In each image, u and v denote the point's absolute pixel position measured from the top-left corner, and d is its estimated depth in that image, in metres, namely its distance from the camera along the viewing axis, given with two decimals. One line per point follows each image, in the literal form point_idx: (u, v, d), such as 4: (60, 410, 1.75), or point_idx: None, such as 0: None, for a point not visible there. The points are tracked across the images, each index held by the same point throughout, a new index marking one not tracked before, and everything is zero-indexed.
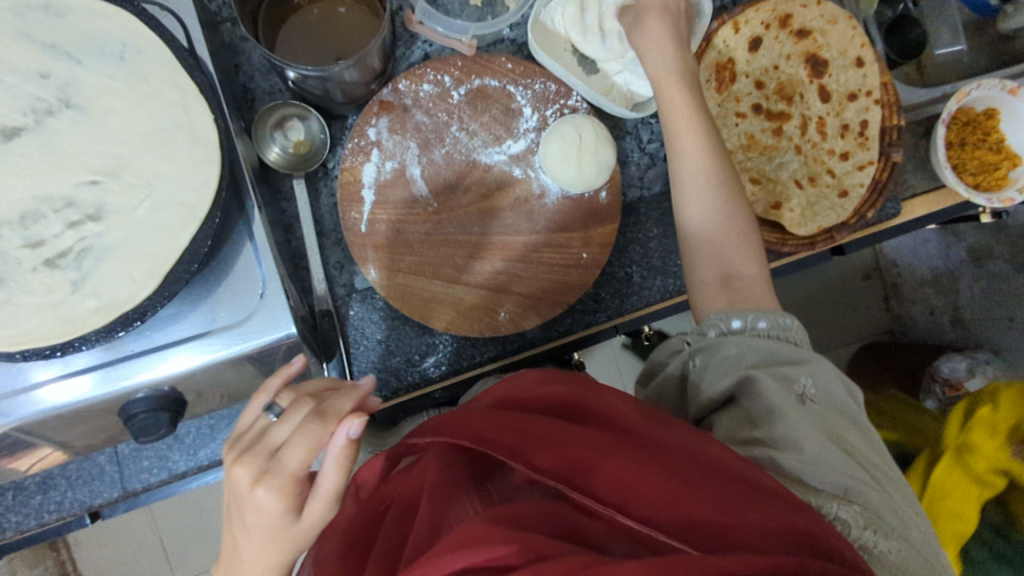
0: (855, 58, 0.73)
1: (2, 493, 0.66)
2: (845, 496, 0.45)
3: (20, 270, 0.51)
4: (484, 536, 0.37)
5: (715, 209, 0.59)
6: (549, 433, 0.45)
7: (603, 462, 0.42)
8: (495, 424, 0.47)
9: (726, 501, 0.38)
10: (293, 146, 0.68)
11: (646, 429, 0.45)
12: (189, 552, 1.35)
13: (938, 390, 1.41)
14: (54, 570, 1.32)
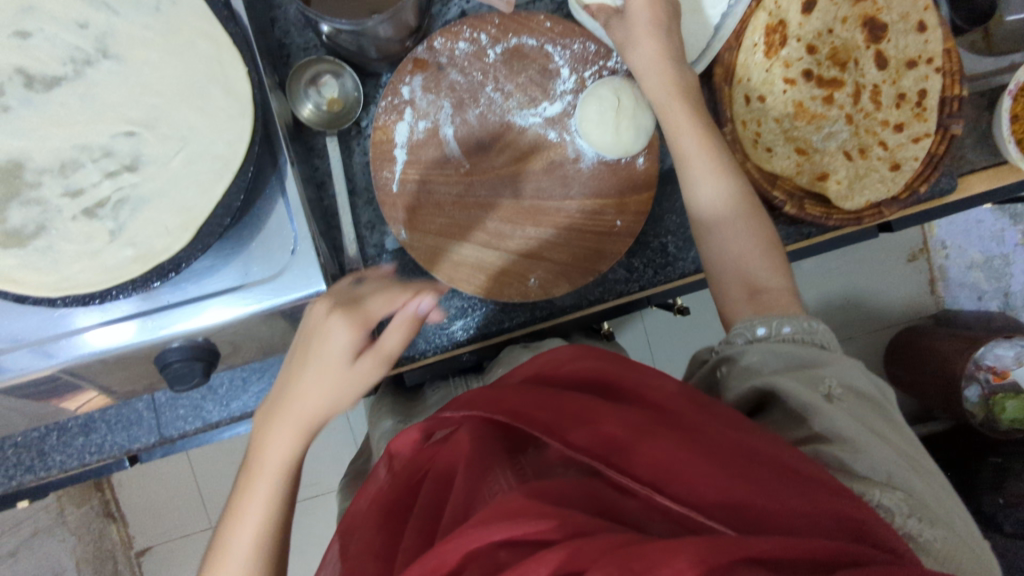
0: (917, 22, 0.68)
1: (46, 433, 0.68)
2: (889, 484, 0.45)
3: (61, 217, 0.52)
4: (524, 509, 0.36)
5: (719, 183, 0.61)
6: (585, 408, 0.44)
7: (643, 441, 0.41)
8: (526, 396, 0.45)
9: (771, 485, 0.37)
10: (327, 104, 0.68)
11: (687, 412, 0.43)
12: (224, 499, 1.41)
13: (982, 377, 1.36)
14: (98, 509, 1.39)
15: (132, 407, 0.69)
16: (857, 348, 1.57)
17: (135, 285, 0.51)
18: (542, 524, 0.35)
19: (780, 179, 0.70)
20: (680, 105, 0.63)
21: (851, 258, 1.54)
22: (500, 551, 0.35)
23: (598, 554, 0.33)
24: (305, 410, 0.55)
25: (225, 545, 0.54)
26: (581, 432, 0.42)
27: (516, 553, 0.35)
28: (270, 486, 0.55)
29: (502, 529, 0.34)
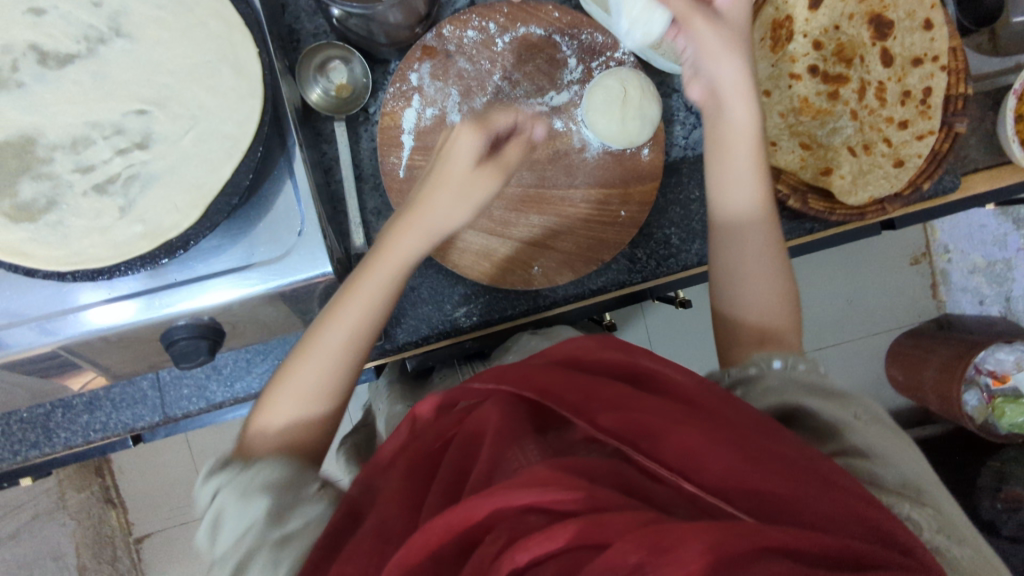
0: (923, 20, 0.69)
1: (51, 410, 0.69)
2: (912, 495, 0.44)
3: (72, 193, 0.53)
4: (551, 479, 0.38)
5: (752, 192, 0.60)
6: (618, 394, 0.45)
7: (678, 431, 0.42)
8: (559, 375, 0.47)
9: (803, 483, 0.39)
10: (336, 90, 0.68)
11: (724, 403, 0.44)
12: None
13: (981, 381, 1.38)
14: (99, 495, 1.40)
15: (137, 385, 0.70)
16: (858, 351, 1.57)
17: (144, 261, 0.52)
18: (564, 496, 0.37)
19: (784, 173, 0.70)
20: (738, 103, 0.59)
21: (854, 260, 1.54)
22: (529, 516, 0.38)
23: (624, 530, 0.35)
24: (433, 229, 0.56)
25: (304, 354, 0.54)
26: (611, 417, 0.44)
27: (543, 519, 0.38)
28: (360, 318, 0.55)
29: (530, 492, 0.37)
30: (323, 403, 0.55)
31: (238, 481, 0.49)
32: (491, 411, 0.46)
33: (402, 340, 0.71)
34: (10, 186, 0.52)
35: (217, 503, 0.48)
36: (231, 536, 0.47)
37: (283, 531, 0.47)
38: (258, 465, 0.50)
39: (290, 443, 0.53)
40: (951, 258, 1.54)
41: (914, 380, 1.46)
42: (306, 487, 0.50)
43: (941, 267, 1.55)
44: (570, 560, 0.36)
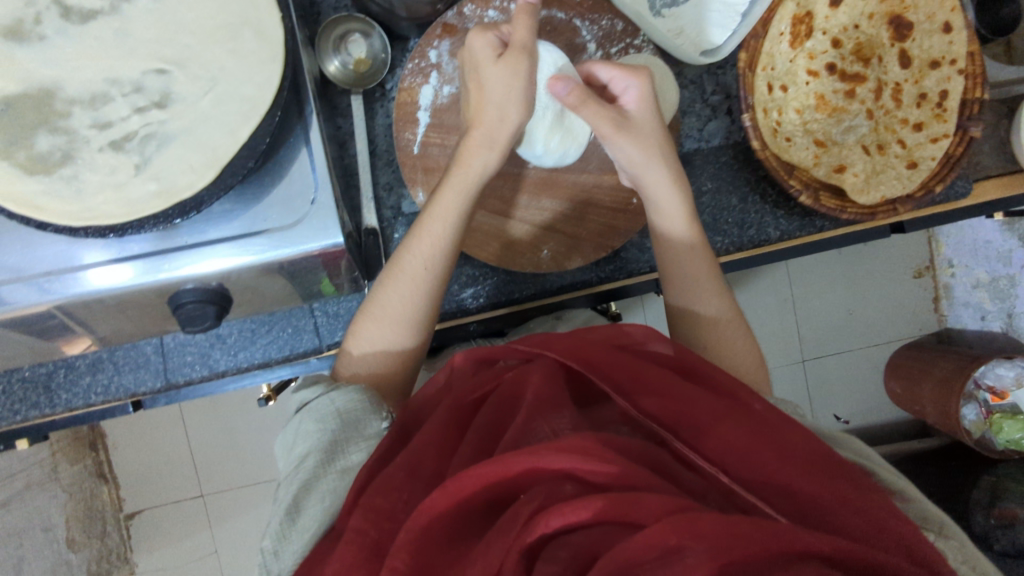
0: (942, 23, 0.69)
1: (54, 370, 0.69)
2: (941, 528, 0.53)
3: (88, 148, 0.53)
4: (590, 450, 0.42)
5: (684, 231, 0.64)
6: (658, 384, 0.53)
7: (712, 427, 0.50)
8: (613, 364, 0.55)
9: (814, 485, 0.46)
10: (354, 64, 0.68)
11: (750, 405, 0.52)
12: (220, 467, 1.41)
13: (979, 395, 1.37)
14: (92, 470, 1.39)
15: (140, 349, 0.70)
16: (856, 361, 1.57)
17: (156, 221, 0.52)
18: (604, 468, 0.42)
19: (796, 169, 0.71)
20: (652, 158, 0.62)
21: (857, 270, 1.54)
22: (565, 483, 0.43)
23: (657, 512, 0.40)
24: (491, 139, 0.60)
25: (388, 286, 0.62)
26: (650, 402, 0.52)
27: (580, 487, 0.43)
28: (432, 253, 0.62)
29: (573, 461, 0.42)
30: (405, 335, 0.63)
31: (316, 408, 0.60)
32: (536, 378, 0.53)
33: None
34: (29, 138, 0.52)
35: (300, 419, 0.61)
36: (302, 457, 0.58)
37: (343, 460, 0.57)
38: (334, 394, 0.61)
39: (380, 373, 0.64)
40: (956, 272, 1.54)
41: (912, 392, 1.46)
42: (367, 424, 0.59)
43: (943, 281, 1.56)
44: (603, 530, 0.41)
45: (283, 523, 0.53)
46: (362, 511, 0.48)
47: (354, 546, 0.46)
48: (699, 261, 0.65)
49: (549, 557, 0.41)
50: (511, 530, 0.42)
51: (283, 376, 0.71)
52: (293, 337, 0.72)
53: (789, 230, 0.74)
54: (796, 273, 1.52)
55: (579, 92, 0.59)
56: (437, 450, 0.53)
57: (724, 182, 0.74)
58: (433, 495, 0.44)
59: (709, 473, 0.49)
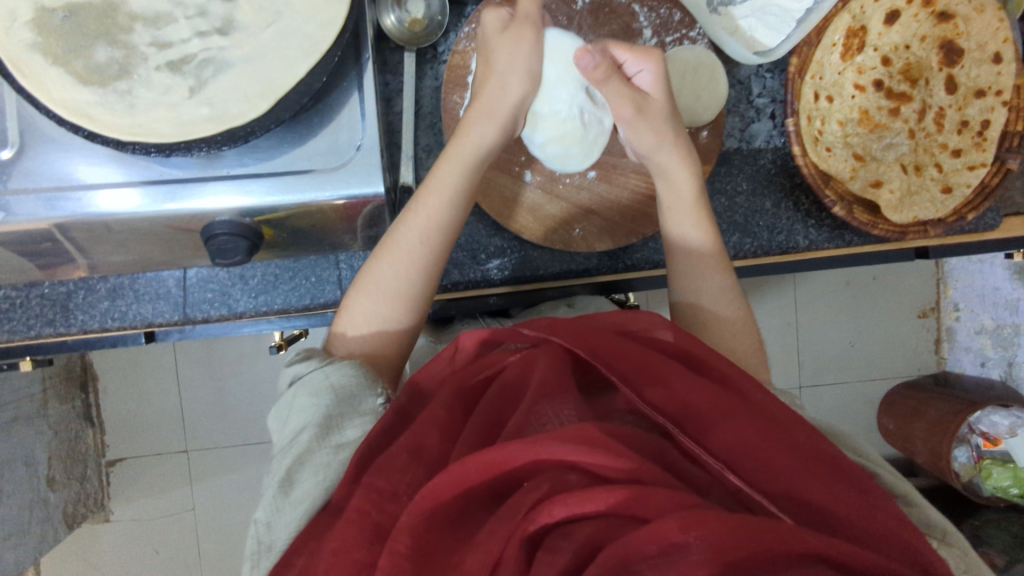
0: (992, 53, 0.69)
1: (73, 290, 0.69)
2: (944, 537, 0.54)
3: (145, 65, 0.52)
4: (596, 439, 0.40)
5: (700, 229, 0.65)
6: (667, 374, 0.50)
7: (720, 422, 0.47)
8: (618, 351, 0.52)
9: (824, 493, 0.43)
10: (409, 23, 0.67)
11: (758, 401, 0.49)
12: (205, 425, 1.38)
13: (972, 439, 1.34)
14: (78, 412, 1.33)
15: (162, 281, 0.70)
16: (853, 393, 1.57)
17: (204, 144, 0.52)
18: (616, 464, 0.40)
19: (832, 180, 0.71)
20: (666, 154, 0.63)
21: (865, 302, 1.54)
22: (570, 474, 0.41)
23: (664, 509, 0.38)
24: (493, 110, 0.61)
25: (382, 260, 0.61)
26: (656, 393, 0.50)
27: (585, 478, 0.40)
28: (428, 228, 0.61)
29: (580, 454, 0.39)
30: (398, 312, 0.62)
31: (310, 381, 0.59)
32: (544, 364, 0.51)
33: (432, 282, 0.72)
34: (87, 47, 0.52)
35: (294, 392, 0.59)
36: (297, 431, 0.56)
37: (338, 436, 0.55)
38: (329, 367, 0.59)
39: (372, 353, 0.62)
40: (959, 315, 1.54)
41: (905, 429, 1.46)
42: (363, 401, 0.58)
43: (947, 323, 1.57)
44: (605, 522, 0.38)
45: (277, 496, 0.52)
46: (362, 490, 0.45)
47: (355, 525, 0.43)
48: (710, 259, 0.65)
49: (551, 547, 0.38)
50: (514, 516, 0.40)
51: (297, 326, 0.72)
52: (315, 287, 0.72)
53: (818, 240, 0.75)
54: (805, 297, 1.51)
55: (605, 69, 0.59)
56: (440, 429, 0.49)
57: (760, 185, 0.75)
58: (436, 479, 0.41)
59: (714, 469, 0.45)
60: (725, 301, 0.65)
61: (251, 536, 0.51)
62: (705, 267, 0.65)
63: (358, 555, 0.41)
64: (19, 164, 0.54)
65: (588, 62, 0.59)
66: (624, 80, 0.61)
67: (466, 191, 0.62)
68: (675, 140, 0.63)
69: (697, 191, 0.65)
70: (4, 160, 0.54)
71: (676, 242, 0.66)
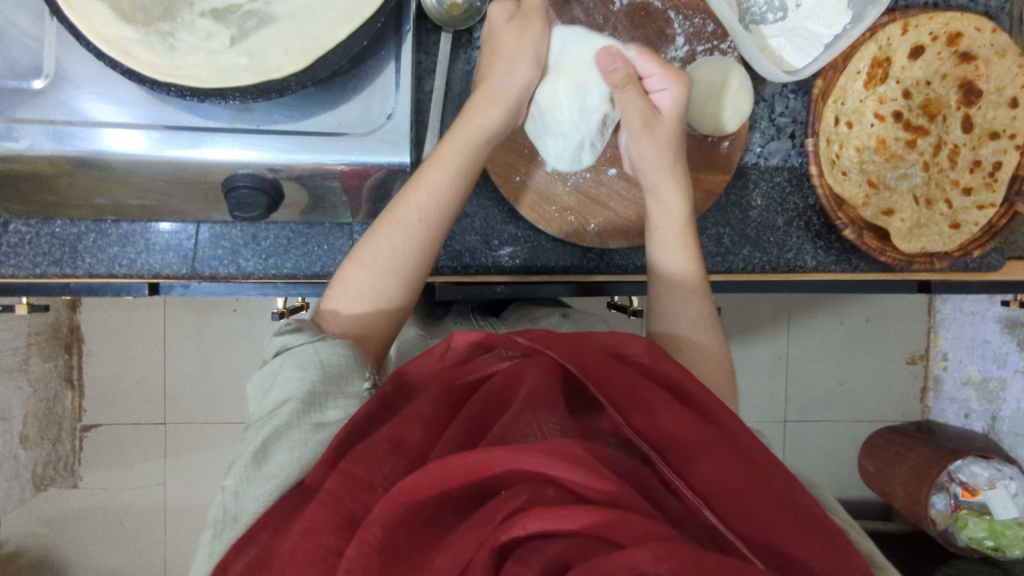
0: (1010, 98, 0.72)
1: (85, 233, 0.68)
2: None
3: (191, 11, 0.53)
4: (580, 456, 0.37)
5: (684, 257, 0.66)
6: (653, 401, 0.46)
7: (704, 457, 0.43)
8: (612, 369, 0.48)
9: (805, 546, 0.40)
10: (448, 5, 0.67)
11: (743, 442, 0.45)
12: (183, 398, 1.31)
13: (951, 488, 1.32)
14: (59, 373, 1.27)
15: (174, 233, 0.70)
16: (837, 432, 1.56)
17: (237, 92, 0.52)
18: (598, 484, 0.36)
19: (845, 204, 0.73)
20: (673, 168, 0.64)
21: (857, 343, 1.54)
22: (548, 488, 0.37)
23: (639, 535, 0.34)
24: (504, 104, 0.62)
25: (379, 232, 0.61)
26: (642, 419, 0.45)
27: (563, 495, 0.37)
28: (429, 211, 0.61)
29: (558, 468, 0.36)
30: (393, 286, 0.61)
31: (298, 354, 0.55)
32: (534, 375, 0.46)
33: (442, 263, 0.72)
34: None
35: (279, 362, 0.55)
36: (278, 404, 0.52)
37: (320, 415, 0.52)
38: (320, 343, 0.55)
39: (361, 330, 0.60)
40: (948, 364, 1.53)
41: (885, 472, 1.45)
42: (350, 383, 0.54)
43: (935, 371, 1.57)
44: (579, 541, 0.35)
45: (248, 466, 0.48)
46: (338, 475, 0.41)
47: (326, 511, 0.39)
48: (693, 289, 0.65)
49: (519, 559, 0.35)
50: (486, 524, 0.36)
51: (302, 293, 0.74)
52: (326, 255, 0.72)
53: (825, 262, 0.76)
54: (799, 331, 1.50)
55: (624, 76, 0.61)
56: (423, 424, 0.45)
57: (773, 202, 0.76)
58: (413, 476, 0.37)
59: (692, 504, 0.41)
60: (701, 329, 0.65)
61: (216, 504, 0.47)
62: (688, 295, 0.65)
63: (328, 541, 0.38)
64: (51, 94, 0.55)
65: (609, 64, 0.61)
66: (639, 90, 0.62)
67: (468, 174, 0.62)
68: (675, 164, 0.65)
69: (688, 220, 0.66)
70: (36, 90, 0.54)
71: (660, 269, 0.66)
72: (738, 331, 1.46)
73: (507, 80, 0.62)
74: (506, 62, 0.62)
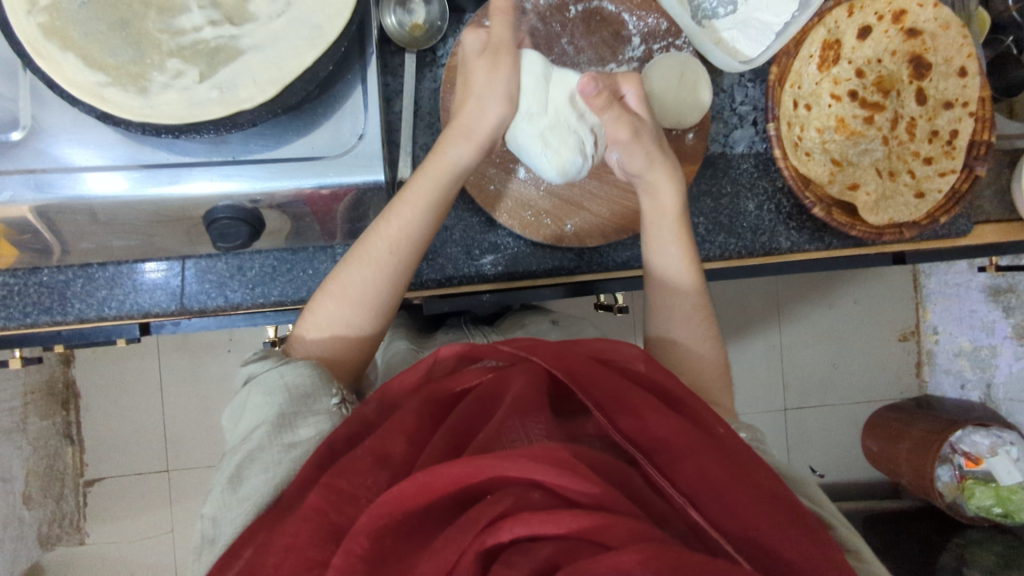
0: (959, 67, 0.74)
1: (72, 279, 0.70)
2: None
3: (160, 51, 0.55)
4: (566, 461, 0.38)
5: (680, 261, 0.67)
6: (639, 404, 0.46)
7: (687, 456, 0.44)
8: (595, 373, 0.48)
9: (783, 542, 0.41)
10: (410, 27, 0.71)
11: (727, 443, 0.46)
12: (184, 442, 1.31)
13: (955, 459, 1.32)
14: (58, 429, 1.26)
15: (160, 271, 0.71)
16: (838, 416, 1.57)
17: (212, 125, 0.54)
18: (584, 487, 0.37)
19: (812, 184, 0.75)
20: (659, 167, 0.66)
21: (847, 325, 1.55)
22: (533, 492, 0.38)
23: (625, 535, 0.35)
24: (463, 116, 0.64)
25: (353, 260, 0.62)
26: (628, 422, 0.45)
27: (549, 498, 0.38)
28: (399, 235, 0.62)
29: (545, 473, 0.37)
30: (368, 314, 0.62)
31: (264, 380, 0.55)
32: (520, 382, 0.46)
33: (428, 275, 0.73)
34: (103, 33, 0.54)
35: (246, 392, 0.55)
36: (249, 431, 0.53)
37: (292, 435, 0.51)
38: (284, 367, 0.56)
39: (332, 356, 0.61)
40: (939, 338, 1.55)
41: (887, 450, 1.45)
42: (318, 400, 0.54)
43: (928, 346, 1.58)
44: (565, 543, 0.36)
45: (228, 489, 0.49)
46: (321, 488, 0.41)
47: (311, 524, 0.39)
48: (690, 295, 0.67)
49: (507, 561, 0.36)
50: (470, 529, 0.37)
51: (291, 319, 0.76)
52: (312, 279, 0.73)
53: (799, 242, 0.78)
54: (790, 319, 1.51)
55: (605, 96, 0.63)
56: (409, 436, 0.45)
57: (743, 189, 0.78)
58: (401, 484, 0.37)
59: (678, 503, 0.43)
60: (694, 324, 0.66)
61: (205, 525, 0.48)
62: (685, 300, 0.66)
63: (314, 553, 0.38)
64: (28, 144, 0.56)
65: (591, 88, 0.63)
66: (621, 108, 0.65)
67: (439, 196, 0.64)
68: (662, 160, 0.66)
69: (682, 216, 0.67)
70: (14, 141, 0.55)
71: (658, 273, 0.67)
72: (730, 325, 1.47)
73: (475, 90, 0.64)
74: (474, 80, 0.64)
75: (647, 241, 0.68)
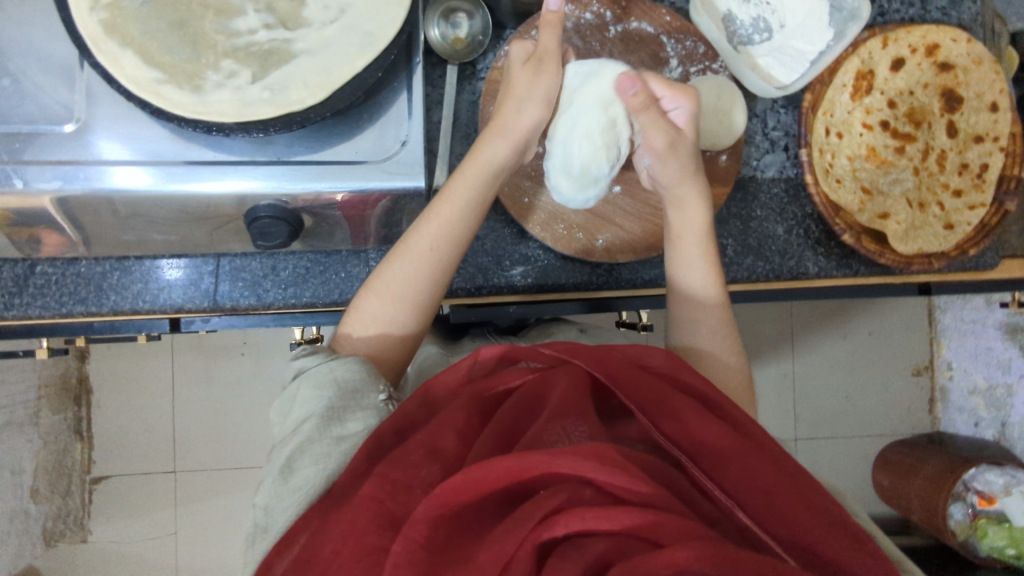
0: (990, 102, 0.75)
1: (109, 271, 0.71)
2: None
3: (215, 52, 0.56)
4: (618, 460, 0.38)
5: (707, 277, 0.67)
6: (681, 408, 0.46)
7: (732, 460, 0.44)
8: (636, 377, 0.48)
9: (830, 546, 0.41)
10: (451, 40, 0.73)
11: (770, 447, 0.46)
12: (194, 443, 1.31)
13: (967, 497, 1.30)
14: (70, 425, 1.27)
15: (194, 268, 0.72)
16: (850, 449, 1.55)
17: (262, 125, 0.55)
18: (636, 484, 0.37)
19: (842, 211, 0.75)
20: (692, 185, 0.66)
21: (862, 357, 1.54)
22: (586, 489, 0.38)
23: (679, 535, 0.36)
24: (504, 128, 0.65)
25: (392, 262, 0.63)
26: (671, 425, 0.46)
27: (600, 496, 0.38)
28: (439, 238, 0.63)
29: (598, 471, 0.37)
30: (404, 317, 0.63)
31: (314, 375, 0.55)
32: (563, 384, 0.47)
33: (458, 284, 0.74)
34: (162, 31, 0.55)
35: (297, 384, 0.56)
36: (301, 421, 0.53)
37: (340, 428, 0.52)
38: (335, 362, 0.56)
39: (371, 355, 0.62)
40: (953, 374, 1.54)
41: (898, 484, 1.43)
42: (365, 395, 0.54)
43: (942, 382, 1.57)
44: (620, 539, 0.36)
45: (274, 483, 0.49)
46: (375, 478, 0.41)
47: (367, 512, 0.40)
48: (716, 309, 0.67)
49: (563, 555, 0.36)
50: (524, 522, 0.37)
51: (319, 322, 0.75)
52: (344, 282, 0.74)
53: (827, 268, 0.79)
54: (804, 349, 1.51)
55: (643, 98, 0.63)
56: (456, 432, 0.45)
57: (773, 213, 0.79)
58: (455, 477, 0.38)
59: (724, 505, 0.43)
60: (722, 339, 0.67)
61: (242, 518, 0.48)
62: (711, 314, 0.67)
63: (372, 541, 0.39)
64: (76, 137, 0.57)
65: (630, 87, 0.63)
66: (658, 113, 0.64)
67: (477, 202, 0.65)
68: (696, 177, 0.66)
69: (708, 231, 0.68)
70: (66, 134, 0.57)
71: (684, 288, 0.68)
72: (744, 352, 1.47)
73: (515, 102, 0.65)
74: (515, 93, 0.65)
75: (672, 256, 0.69)
